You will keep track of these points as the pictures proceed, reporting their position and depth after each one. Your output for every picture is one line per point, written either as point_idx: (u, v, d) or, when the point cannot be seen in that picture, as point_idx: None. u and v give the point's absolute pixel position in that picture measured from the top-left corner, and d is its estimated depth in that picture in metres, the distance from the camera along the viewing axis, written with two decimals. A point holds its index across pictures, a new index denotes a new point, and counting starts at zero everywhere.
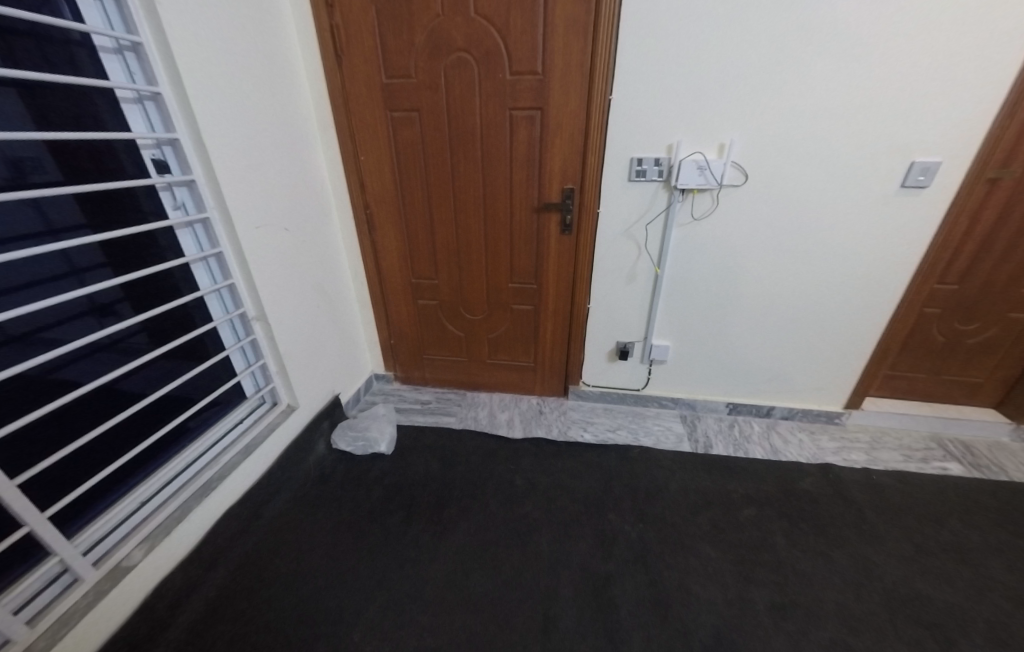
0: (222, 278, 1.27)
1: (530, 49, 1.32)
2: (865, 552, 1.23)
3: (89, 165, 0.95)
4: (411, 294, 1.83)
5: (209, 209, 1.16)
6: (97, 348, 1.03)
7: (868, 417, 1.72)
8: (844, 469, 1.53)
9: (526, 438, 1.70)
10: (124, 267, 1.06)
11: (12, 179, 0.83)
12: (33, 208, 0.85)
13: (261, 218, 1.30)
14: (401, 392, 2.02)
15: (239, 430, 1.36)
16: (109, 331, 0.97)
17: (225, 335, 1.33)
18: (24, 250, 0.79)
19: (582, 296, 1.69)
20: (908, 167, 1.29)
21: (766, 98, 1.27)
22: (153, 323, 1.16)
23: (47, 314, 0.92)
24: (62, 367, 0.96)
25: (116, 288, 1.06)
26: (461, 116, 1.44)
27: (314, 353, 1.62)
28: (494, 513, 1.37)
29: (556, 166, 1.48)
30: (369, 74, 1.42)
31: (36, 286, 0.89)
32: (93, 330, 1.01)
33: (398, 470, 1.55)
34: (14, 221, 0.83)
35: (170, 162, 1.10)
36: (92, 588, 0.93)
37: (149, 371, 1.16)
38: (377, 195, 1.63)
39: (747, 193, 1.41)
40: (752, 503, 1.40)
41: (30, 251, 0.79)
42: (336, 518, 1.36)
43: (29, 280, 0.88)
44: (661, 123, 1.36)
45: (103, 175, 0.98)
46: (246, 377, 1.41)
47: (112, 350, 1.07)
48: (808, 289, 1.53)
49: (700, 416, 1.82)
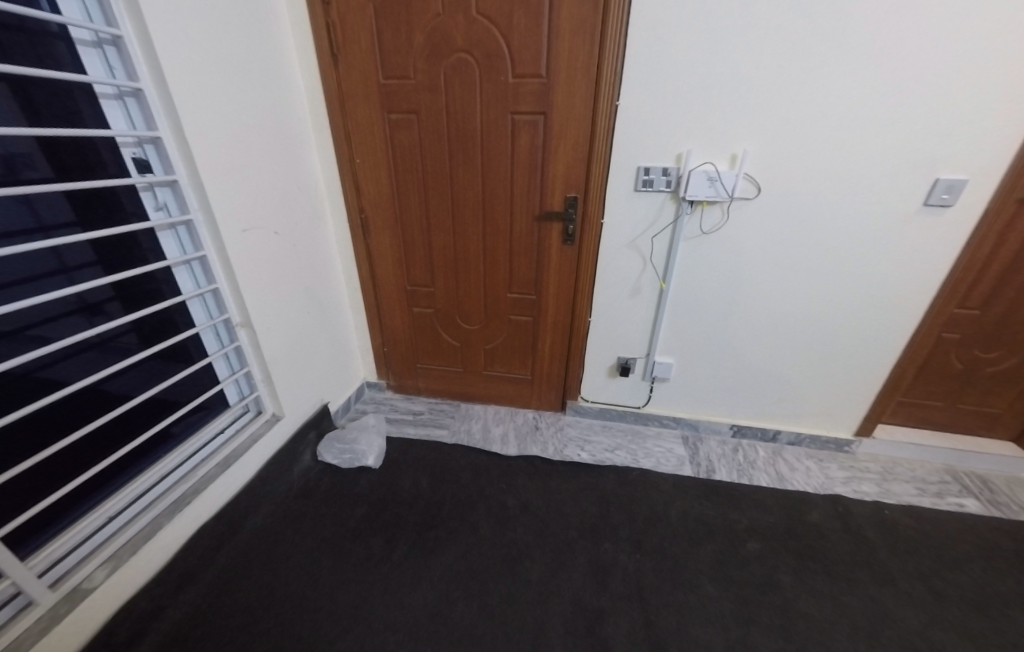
0: (206, 282, 1.22)
1: (534, 52, 1.26)
2: (877, 597, 1.15)
3: (76, 163, 0.91)
4: (406, 301, 1.77)
5: (192, 211, 1.11)
6: (85, 348, 0.99)
7: (880, 446, 1.63)
8: (853, 501, 1.45)
9: (520, 455, 1.64)
10: (115, 266, 1.02)
11: (5, 176, 0.79)
12: (24, 204, 0.82)
13: (249, 220, 1.25)
14: (394, 402, 1.96)
15: (220, 441, 1.31)
16: (100, 330, 0.93)
17: (208, 341, 1.27)
18: (12, 247, 0.75)
19: (582, 309, 1.63)
20: (931, 184, 1.21)
21: (782, 107, 1.20)
22: (144, 324, 1.11)
23: (36, 312, 0.88)
24: (42, 370, 0.91)
25: (107, 286, 1.02)
26: (462, 120, 1.38)
27: (303, 361, 1.56)
28: (483, 536, 1.30)
29: (560, 174, 1.42)
30: (366, 73, 1.37)
31: (24, 282, 0.85)
32: (82, 329, 0.97)
33: (385, 485, 1.49)
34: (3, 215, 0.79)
35: (152, 161, 1.04)
36: (47, 612, 0.87)
37: (135, 375, 1.12)
38: (373, 199, 1.58)
39: (759, 207, 1.34)
40: (756, 536, 1.32)
41: (15, 248, 0.75)
42: (317, 537, 1.29)
43: (19, 277, 0.84)
44: (670, 132, 1.29)
45: (85, 173, 0.93)
46: (229, 385, 1.36)
47: (100, 351, 1.03)
48: (820, 311, 1.46)
49: (703, 438, 1.74)
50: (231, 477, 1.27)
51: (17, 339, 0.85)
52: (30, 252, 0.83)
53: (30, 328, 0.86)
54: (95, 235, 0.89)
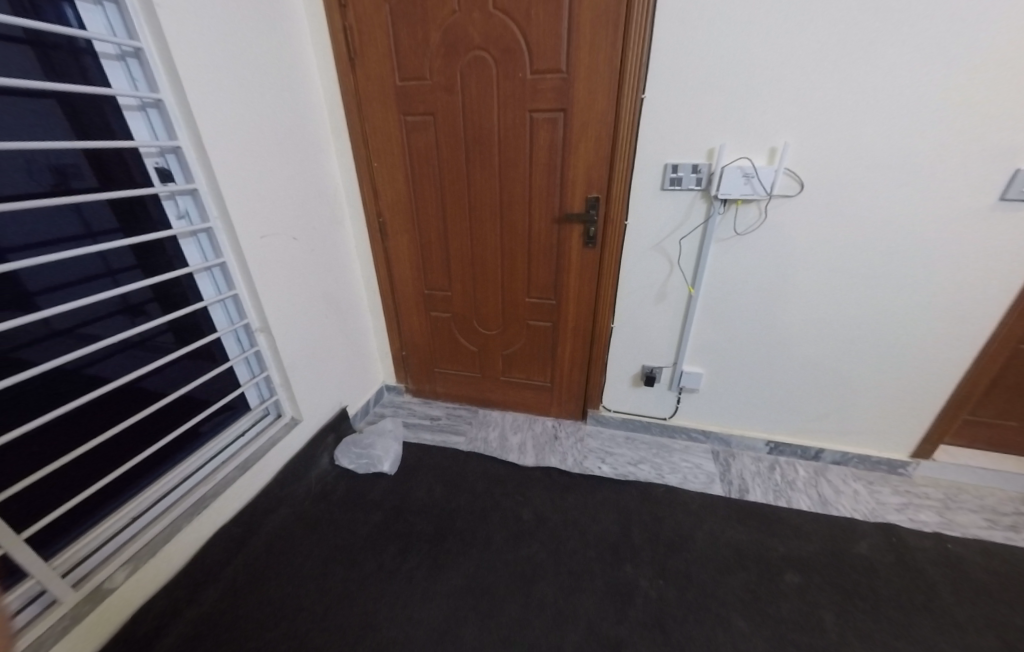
0: (227, 288, 1.23)
1: (553, 46, 1.19)
2: (939, 646, 1.01)
3: (120, 174, 0.96)
4: (423, 305, 1.75)
5: (212, 219, 1.12)
6: (126, 346, 1.04)
7: (940, 470, 1.46)
8: (910, 532, 1.30)
9: (538, 466, 1.58)
10: (154, 269, 1.06)
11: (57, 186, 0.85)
12: (74, 212, 0.88)
13: (267, 226, 1.25)
14: (412, 406, 1.95)
15: (241, 443, 1.32)
16: (137, 332, 0.97)
17: (229, 346, 1.29)
18: (58, 255, 0.79)
19: (605, 315, 1.55)
20: (1010, 175, 1.05)
21: (829, 93, 1.09)
22: (181, 323, 1.15)
23: (83, 312, 0.93)
24: (79, 372, 0.95)
25: (148, 288, 1.06)
26: (479, 120, 1.34)
27: (321, 365, 1.57)
28: (497, 551, 1.26)
29: (581, 174, 1.35)
30: (384, 76, 1.35)
31: (72, 285, 0.90)
32: (125, 328, 1.02)
33: (400, 493, 1.47)
34: (53, 222, 0.85)
35: (174, 170, 1.06)
36: (70, 611, 0.90)
37: (166, 376, 1.15)
38: (391, 202, 1.56)
39: (801, 205, 1.22)
40: (794, 566, 1.20)
41: (60, 256, 0.79)
42: (331, 543, 1.29)
43: (69, 280, 0.89)
44: (701, 126, 1.20)
45: (120, 182, 0.96)
46: (249, 389, 1.38)
47: (141, 349, 1.07)
48: (871, 318, 1.32)
49: (736, 454, 1.62)
50: (250, 480, 1.29)
51: (52, 343, 0.89)
52: (78, 257, 0.89)
53: (82, 326, 0.93)
54: (133, 242, 0.93)
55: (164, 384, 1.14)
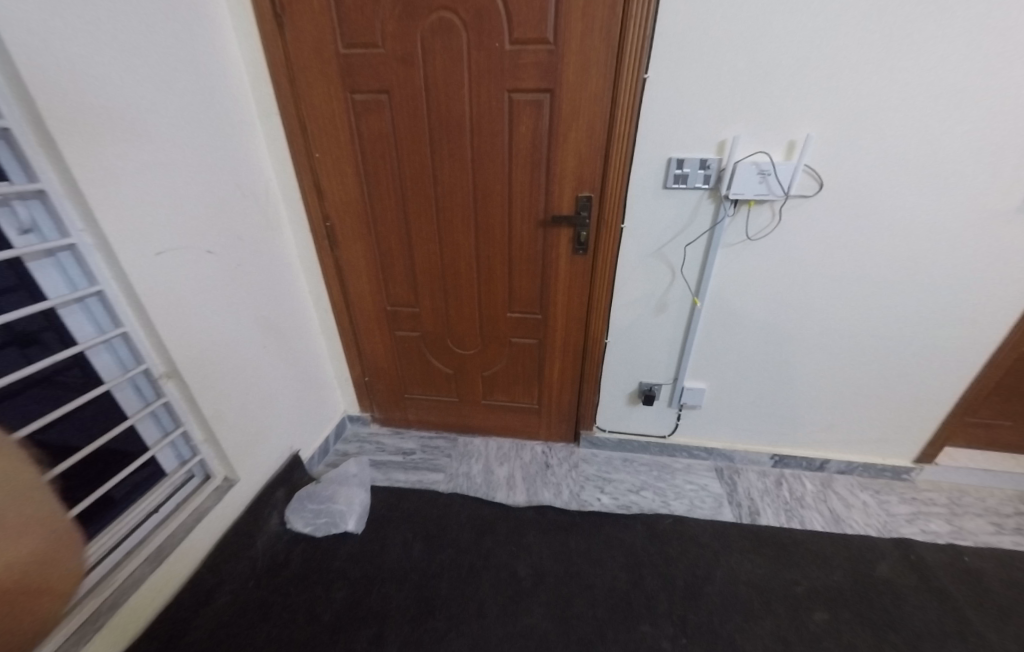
0: (111, 326, 0.91)
1: (538, 9, 0.96)
2: None
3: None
4: (386, 323, 1.48)
5: (76, 233, 0.80)
6: (23, 387, 0.79)
7: (942, 473, 1.44)
8: (926, 546, 1.24)
9: (530, 504, 1.38)
10: (41, 289, 0.80)
11: None
12: None
13: (166, 239, 0.94)
14: (380, 438, 1.68)
15: (153, 524, 1.02)
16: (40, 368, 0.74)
17: (125, 400, 0.97)
18: None
19: (598, 329, 1.37)
20: None
21: (857, 78, 0.94)
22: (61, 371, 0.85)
23: None
24: None
25: (40, 313, 0.81)
26: (445, 102, 1.10)
27: (261, 406, 1.27)
28: (493, 623, 1.05)
29: (570, 169, 1.14)
30: (322, 41, 1.06)
31: None
32: (18, 365, 0.77)
33: (369, 556, 1.22)
34: None
35: (4, 163, 0.72)
36: None
37: (42, 449, 0.84)
38: (339, 201, 1.28)
39: (820, 205, 1.09)
40: (822, 601, 1.09)
41: None
42: (282, 640, 1.02)
43: None
44: (711, 113, 1.02)
45: None
46: (162, 450, 1.06)
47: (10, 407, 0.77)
48: (883, 324, 1.24)
49: (740, 470, 1.52)
50: (167, 574, 0.99)
51: None
52: None
53: None
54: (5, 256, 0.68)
55: (59, 443, 0.86)
